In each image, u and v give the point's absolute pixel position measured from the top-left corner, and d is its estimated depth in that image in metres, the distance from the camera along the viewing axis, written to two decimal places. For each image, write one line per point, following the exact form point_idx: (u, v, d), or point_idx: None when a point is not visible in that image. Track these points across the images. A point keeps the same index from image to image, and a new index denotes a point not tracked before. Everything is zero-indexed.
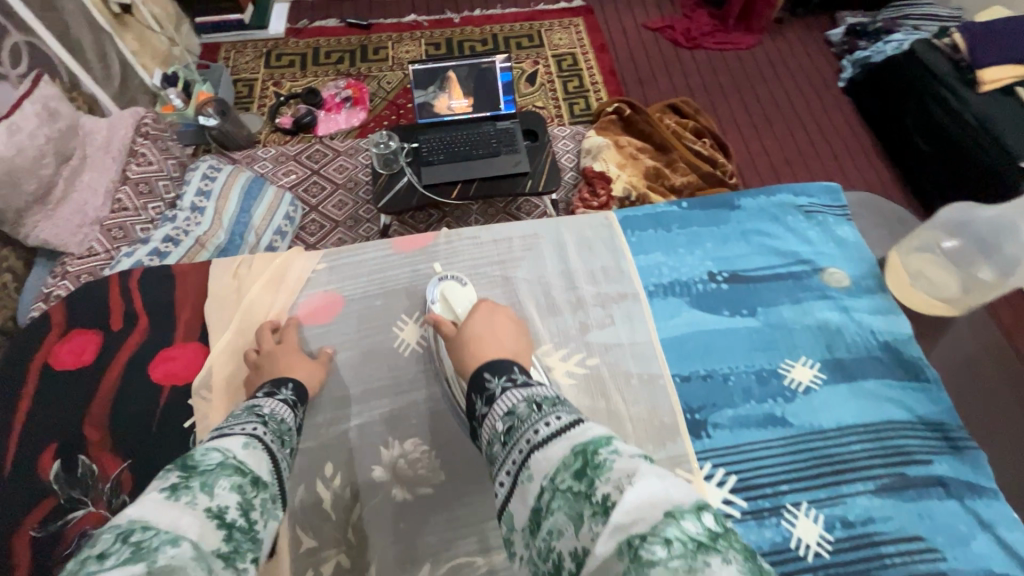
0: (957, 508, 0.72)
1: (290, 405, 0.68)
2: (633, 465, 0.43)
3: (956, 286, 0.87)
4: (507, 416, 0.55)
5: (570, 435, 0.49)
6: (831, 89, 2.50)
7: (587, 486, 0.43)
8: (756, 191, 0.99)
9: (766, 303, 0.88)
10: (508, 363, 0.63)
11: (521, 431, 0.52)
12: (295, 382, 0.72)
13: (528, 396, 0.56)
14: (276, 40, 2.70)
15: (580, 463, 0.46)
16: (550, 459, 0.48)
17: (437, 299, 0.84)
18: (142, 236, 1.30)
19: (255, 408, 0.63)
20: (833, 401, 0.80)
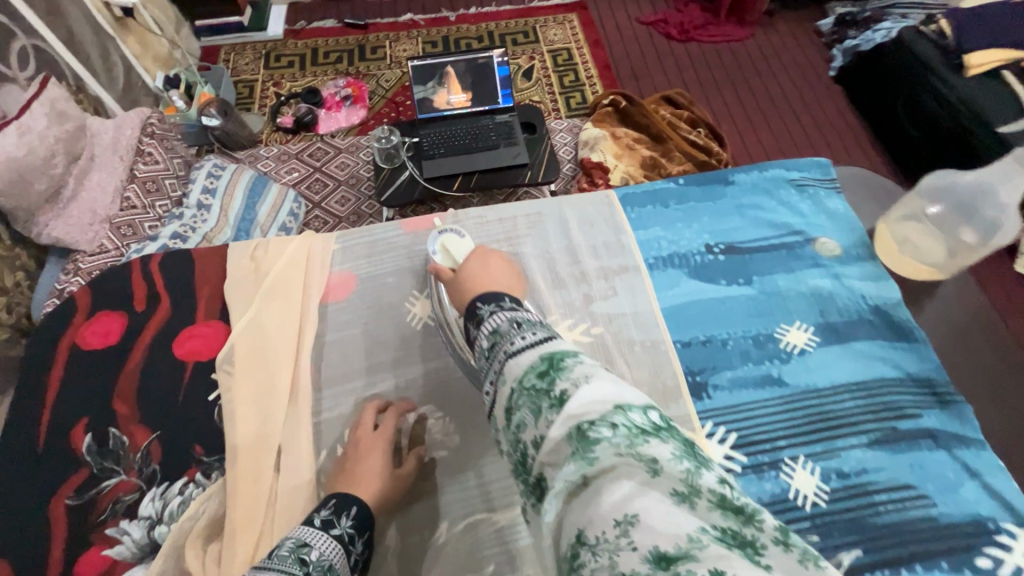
0: (946, 457, 0.76)
1: (344, 540, 0.62)
2: (595, 369, 0.46)
3: (942, 252, 0.90)
4: (491, 335, 0.55)
5: (543, 347, 0.50)
6: (823, 79, 2.55)
7: (548, 385, 0.46)
8: (749, 167, 1.03)
9: (761, 273, 0.92)
10: (499, 293, 0.60)
11: (501, 345, 0.53)
12: (359, 504, 0.65)
13: (511, 315, 0.56)
14: (275, 42, 2.74)
15: (546, 366, 0.48)
16: (521, 366, 0.49)
17: (437, 250, 0.82)
18: (152, 234, 1.33)
19: (301, 551, 0.57)
20: (827, 362, 0.84)
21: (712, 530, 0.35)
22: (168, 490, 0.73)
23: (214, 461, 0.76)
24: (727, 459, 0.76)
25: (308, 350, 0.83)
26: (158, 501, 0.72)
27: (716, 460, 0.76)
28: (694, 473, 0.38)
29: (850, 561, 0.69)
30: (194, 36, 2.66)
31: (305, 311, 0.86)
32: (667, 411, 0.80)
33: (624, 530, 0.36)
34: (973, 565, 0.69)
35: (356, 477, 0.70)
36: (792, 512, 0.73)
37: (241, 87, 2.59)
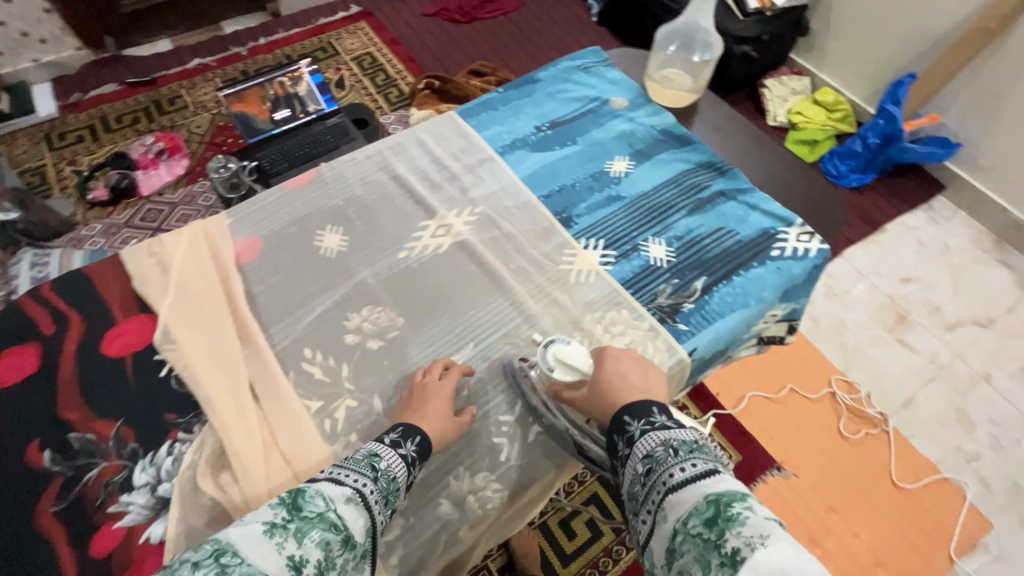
0: (735, 204, 1.09)
1: (408, 460, 0.72)
2: (765, 530, 0.53)
3: (689, 79, 1.24)
4: (646, 460, 0.67)
5: (706, 485, 0.61)
6: (590, 25, 3.11)
7: (717, 535, 0.55)
8: (548, 66, 1.30)
9: (581, 134, 1.19)
10: (647, 407, 0.73)
11: (660, 472, 0.65)
12: (422, 435, 0.75)
13: (664, 441, 0.68)
14: (52, 120, 2.49)
15: (713, 512, 0.57)
16: (685, 505, 0.60)
17: (555, 366, 0.84)
18: None
19: (374, 460, 0.68)
20: (645, 175, 1.13)
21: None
22: (156, 456, 0.78)
23: (190, 418, 0.81)
24: (604, 257, 1.01)
25: (242, 303, 0.91)
26: (151, 468, 0.77)
27: (597, 261, 1.01)
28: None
29: (702, 285, 0.98)
30: None
31: (225, 276, 0.93)
32: (552, 243, 1.03)
33: None
34: (771, 256, 1.02)
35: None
36: (658, 271, 1.00)
37: (29, 176, 2.33)
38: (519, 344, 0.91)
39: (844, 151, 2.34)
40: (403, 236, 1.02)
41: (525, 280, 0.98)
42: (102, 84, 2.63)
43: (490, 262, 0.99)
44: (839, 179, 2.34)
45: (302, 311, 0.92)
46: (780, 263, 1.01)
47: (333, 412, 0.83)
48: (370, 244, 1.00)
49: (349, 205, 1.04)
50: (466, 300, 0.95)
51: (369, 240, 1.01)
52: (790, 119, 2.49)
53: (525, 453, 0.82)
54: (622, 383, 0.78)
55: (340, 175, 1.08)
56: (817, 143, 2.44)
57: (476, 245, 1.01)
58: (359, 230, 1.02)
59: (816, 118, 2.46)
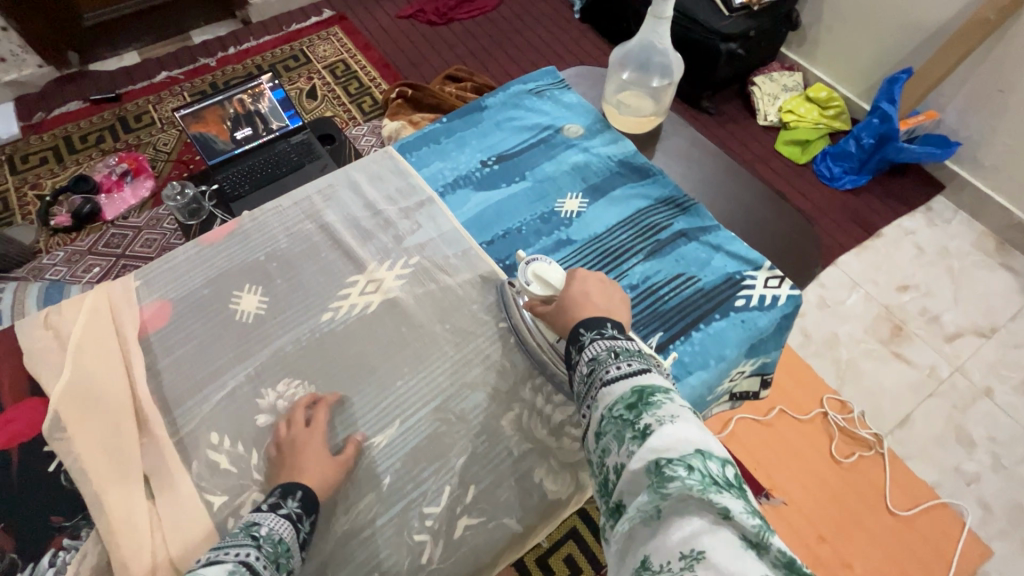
0: (697, 245, 0.99)
1: (294, 519, 0.68)
2: (679, 413, 0.57)
3: (650, 103, 1.13)
4: (590, 362, 0.68)
5: (636, 379, 0.62)
6: (573, 22, 2.97)
7: (635, 416, 0.58)
8: (498, 91, 1.19)
9: (530, 167, 1.09)
10: (602, 321, 0.72)
11: (599, 371, 0.66)
12: (304, 489, 0.71)
13: (610, 346, 0.68)
14: (14, 143, 2.40)
15: (636, 399, 0.60)
16: (614, 395, 0.62)
17: (531, 280, 0.85)
18: None
19: (252, 529, 0.64)
20: (598, 213, 1.03)
21: (749, 548, 0.46)
22: (37, 567, 0.70)
23: (78, 521, 0.73)
24: None
25: (143, 383, 0.82)
26: None
27: None
28: (759, 527, 0.47)
29: (657, 342, 0.89)
30: None
31: (126, 351, 0.85)
32: (492, 296, 0.93)
33: (688, 563, 0.46)
34: (734, 307, 0.92)
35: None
36: None
37: None
38: (450, 418, 0.82)
39: (837, 152, 2.23)
40: (329, 296, 0.93)
41: (460, 344, 0.88)
42: (65, 102, 2.53)
43: (423, 324, 0.90)
44: (833, 180, 2.23)
45: (210, 389, 0.83)
46: (744, 314, 0.91)
47: (238, 509, 0.75)
48: (293, 306, 0.92)
49: (271, 262, 0.95)
50: (394, 369, 0.86)
51: (291, 301, 0.92)
52: (781, 118, 2.37)
53: (450, 551, 0.74)
54: (586, 303, 0.77)
55: (263, 226, 0.99)
56: (811, 143, 2.31)
57: (408, 304, 0.92)
58: (280, 290, 0.93)
59: (809, 115, 2.34)
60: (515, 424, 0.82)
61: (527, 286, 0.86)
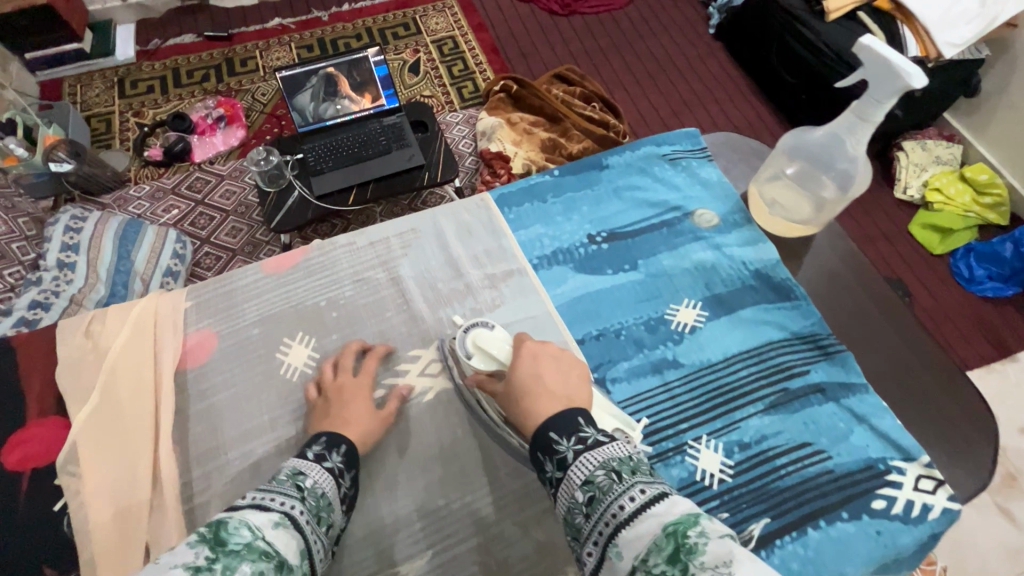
0: (835, 408, 0.79)
1: (335, 474, 0.63)
2: (729, 550, 0.43)
3: (809, 207, 0.90)
4: (585, 486, 0.54)
5: (657, 510, 0.48)
6: (703, 38, 2.55)
7: (680, 568, 0.43)
8: (623, 149, 1.01)
9: (645, 255, 0.91)
10: (573, 417, 0.59)
11: (606, 505, 0.51)
12: (348, 444, 0.67)
13: (603, 462, 0.54)
14: (127, 67, 2.26)
15: (671, 543, 0.45)
16: (642, 540, 0.47)
17: (473, 352, 0.75)
18: (5, 306, 1.33)
19: (297, 478, 0.58)
20: (717, 334, 0.84)
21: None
22: None
23: None
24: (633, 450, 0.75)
25: (168, 430, 0.74)
26: None
27: None
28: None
29: (760, 532, 0.70)
30: (26, 72, 2.14)
31: (159, 385, 0.77)
32: None
33: None
34: (869, 509, 0.72)
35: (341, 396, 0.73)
36: (701, 494, 0.73)
37: (95, 123, 2.12)
38: (491, 566, 0.70)
39: (986, 252, 1.77)
40: (383, 369, 0.80)
41: (518, 468, 0.75)
42: (182, 33, 2.39)
43: (483, 431, 0.77)
44: (970, 284, 1.78)
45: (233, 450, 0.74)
46: (881, 524, 0.71)
47: None
48: None
49: (330, 310, 0.84)
50: (435, 485, 0.73)
51: None
52: (924, 196, 1.91)
53: None
54: (541, 389, 0.64)
55: (331, 264, 0.88)
56: (954, 233, 1.85)
57: (472, 401, 0.79)
58: (334, 345, 0.82)
59: (958, 199, 1.88)
60: None
61: (468, 361, 0.75)
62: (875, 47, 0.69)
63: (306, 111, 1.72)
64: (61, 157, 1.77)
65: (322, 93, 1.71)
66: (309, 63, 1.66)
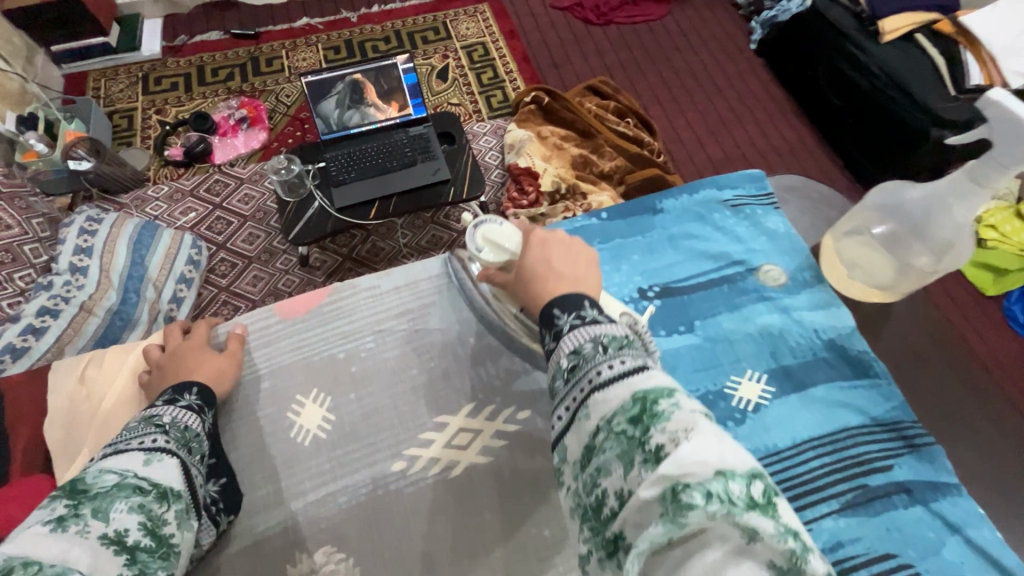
0: (923, 514, 0.68)
1: (196, 410, 0.61)
2: (694, 421, 0.39)
3: (891, 270, 0.80)
4: (571, 354, 0.49)
5: (638, 381, 0.44)
6: (745, 52, 2.42)
7: (641, 433, 0.40)
8: (679, 190, 0.92)
9: (702, 316, 0.80)
10: (580, 297, 0.53)
11: (585, 371, 0.47)
12: (200, 386, 0.64)
13: (594, 335, 0.49)
14: (152, 62, 2.21)
15: (638, 409, 0.42)
16: (610, 404, 0.44)
17: (482, 247, 0.72)
18: (12, 312, 1.20)
19: (153, 418, 0.56)
20: (785, 416, 0.74)
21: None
22: None
23: None
24: None
25: None
26: None
27: None
28: (800, 558, 0.34)
29: None
30: (51, 64, 2.10)
31: None
32: None
33: None
34: None
35: (182, 357, 0.69)
36: None
37: (116, 119, 2.07)
38: None
39: None
40: (404, 436, 0.72)
41: (551, 562, 0.66)
42: (208, 30, 2.33)
43: (513, 516, 0.68)
44: None
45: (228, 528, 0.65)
46: None
47: None
48: (362, 435, 0.72)
49: (348, 364, 0.76)
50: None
51: (359, 428, 0.72)
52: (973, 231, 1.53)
53: None
54: (547, 272, 0.58)
55: (352, 311, 0.80)
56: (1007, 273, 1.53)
57: (502, 482, 0.70)
58: (350, 407, 0.73)
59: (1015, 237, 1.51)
60: None
61: (478, 255, 0.72)
62: (1007, 103, 0.59)
63: (330, 118, 1.64)
64: (81, 155, 1.73)
65: (348, 100, 1.63)
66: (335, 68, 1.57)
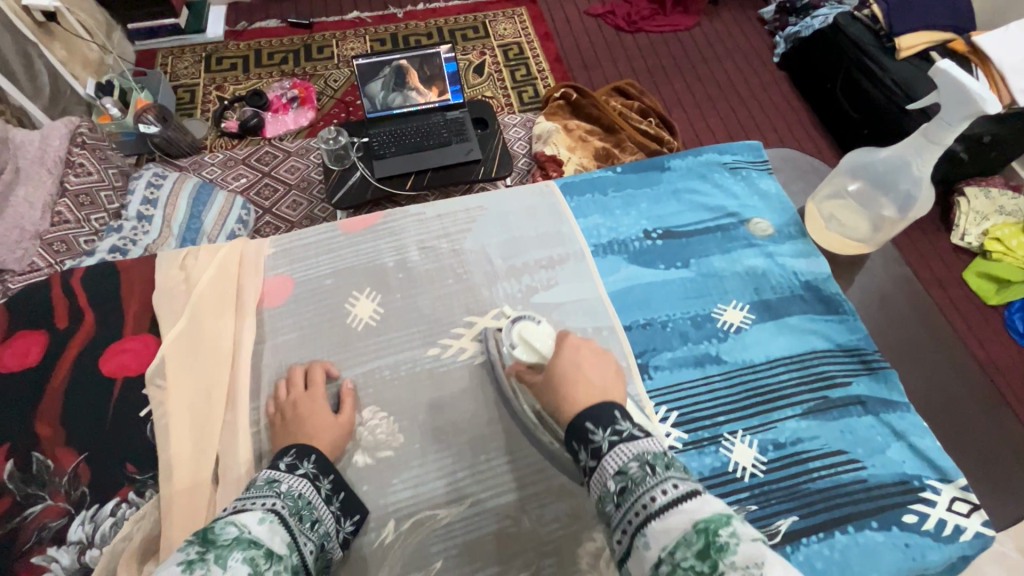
0: (873, 421, 0.80)
1: (311, 478, 0.66)
2: (760, 554, 0.42)
3: (866, 226, 0.93)
4: (617, 477, 0.52)
5: (691, 507, 0.47)
6: (766, 65, 2.55)
7: (709, 565, 0.43)
8: (685, 154, 1.06)
9: (697, 255, 0.94)
10: (608, 409, 0.57)
11: (637, 496, 0.50)
12: (319, 453, 0.69)
13: (637, 454, 0.53)
14: (216, 44, 2.42)
15: (701, 540, 0.44)
16: (668, 531, 0.46)
17: (518, 343, 0.76)
18: (87, 249, 1.29)
19: (274, 484, 0.62)
20: (762, 337, 0.87)
21: None
22: (99, 512, 0.71)
23: (147, 478, 0.74)
24: (670, 437, 0.78)
25: (245, 359, 0.82)
26: (89, 524, 0.70)
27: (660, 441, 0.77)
28: None
29: (787, 528, 0.72)
30: (127, 40, 2.32)
31: (240, 319, 0.85)
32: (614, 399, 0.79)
33: None
34: (900, 522, 0.72)
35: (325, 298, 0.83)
36: (732, 484, 0.75)
37: (180, 93, 2.27)
38: (522, 522, 0.73)
39: None
40: (439, 331, 0.86)
41: None
42: (268, 18, 2.55)
43: None
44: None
45: (286, 381, 0.79)
46: (911, 537, 0.72)
47: None
48: (404, 326, 0.86)
49: (396, 270, 0.91)
50: (476, 442, 0.78)
51: (402, 321, 0.87)
52: (983, 245, 1.73)
53: None
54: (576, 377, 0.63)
55: (400, 230, 0.95)
56: (1010, 284, 1.67)
57: None
58: (396, 304, 0.88)
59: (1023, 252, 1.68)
60: (592, 559, 0.72)
61: (513, 351, 0.77)
62: (952, 71, 0.73)
63: (376, 100, 1.82)
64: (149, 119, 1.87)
65: (393, 85, 1.81)
66: (387, 53, 1.74)
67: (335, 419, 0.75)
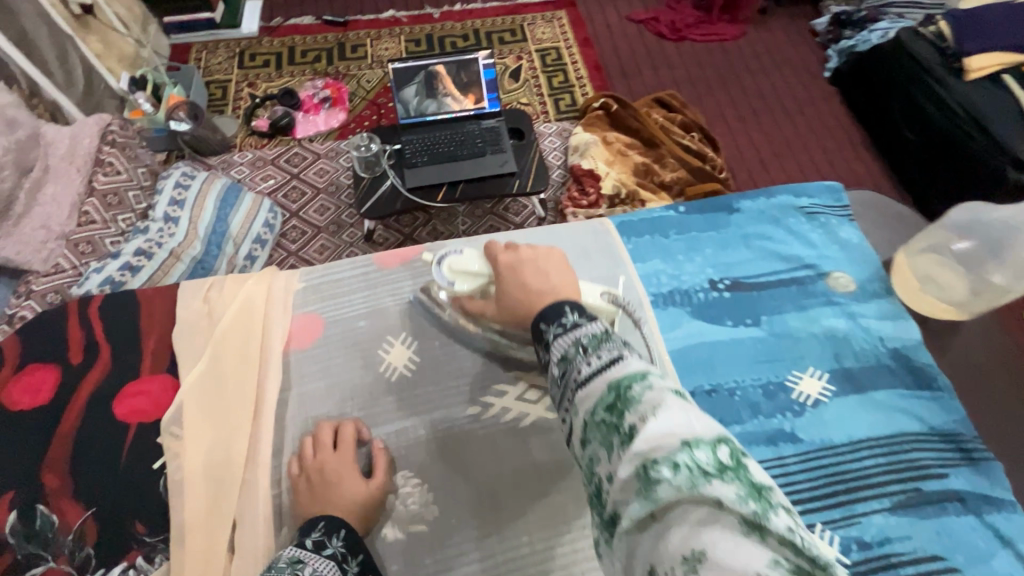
0: (975, 523, 0.70)
1: (337, 559, 0.59)
2: (663, 399, 0.41)
3: (964, 289, 0.85)
4: (559, 362, 0.51)
5: (610, 369, 0.46)
6: (818, 80, 2.40)
7: (617, 417, 0.42)
8: (755, 194, 0.96)
9: (769, 312, 0.84)
10: (558, 305, 0.55)
11: (569, 371, 0.49)
12: (349, 527, 0.62)
13: (576, 338, 0.51)
14: (249, 40, 2.37)
15: (613, 397, 0.44)
16: (590, 396, 0.46)
17: (452, 279, 0.79)
18: (112, 250, 1.21)
19: (297, 565, 0.55)
20: (844, 413, 0.77)
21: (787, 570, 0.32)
22: None
23: (157, 541, 0.67)
24: None
25: (269, 410, 0.75)
26: None
27: None
28: (761, 517, 0.33)
29: None
30: (162, 33, 2.29)
31: (265, 363, 0.78)
32: None
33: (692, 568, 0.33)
34: None
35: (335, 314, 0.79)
36: None
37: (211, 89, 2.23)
38: None
39: None
40: (480, 385, 0.78)
41: None
42: (302, 15, 2.49)
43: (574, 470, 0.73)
44: None
45: (314, 439, 0.72)
46: None
47: None
48: (441, 377, 0.78)
49: (435, 313, 0.83)
50: (517, 519, 0.69)
51: (439, 372, 0.79)
52: None
53: None
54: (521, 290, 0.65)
55: None
56: None
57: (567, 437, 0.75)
58: (434, 352, 0.81)
59: None
60: None
61: (453, 289, 0.79)
62: None
63: (409, 107, 1.74)
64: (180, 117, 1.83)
65: (421, 93, 1.73)
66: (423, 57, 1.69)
67: (366, 484, 0.68)
